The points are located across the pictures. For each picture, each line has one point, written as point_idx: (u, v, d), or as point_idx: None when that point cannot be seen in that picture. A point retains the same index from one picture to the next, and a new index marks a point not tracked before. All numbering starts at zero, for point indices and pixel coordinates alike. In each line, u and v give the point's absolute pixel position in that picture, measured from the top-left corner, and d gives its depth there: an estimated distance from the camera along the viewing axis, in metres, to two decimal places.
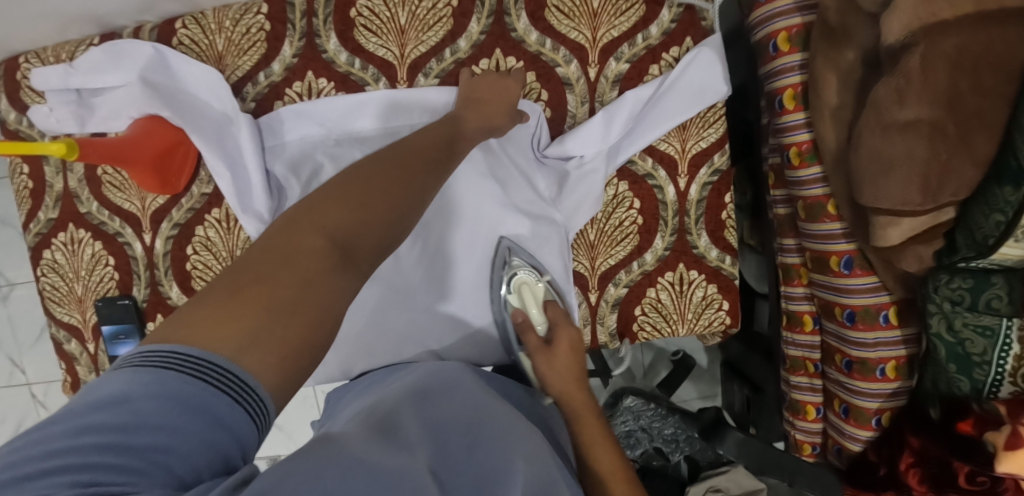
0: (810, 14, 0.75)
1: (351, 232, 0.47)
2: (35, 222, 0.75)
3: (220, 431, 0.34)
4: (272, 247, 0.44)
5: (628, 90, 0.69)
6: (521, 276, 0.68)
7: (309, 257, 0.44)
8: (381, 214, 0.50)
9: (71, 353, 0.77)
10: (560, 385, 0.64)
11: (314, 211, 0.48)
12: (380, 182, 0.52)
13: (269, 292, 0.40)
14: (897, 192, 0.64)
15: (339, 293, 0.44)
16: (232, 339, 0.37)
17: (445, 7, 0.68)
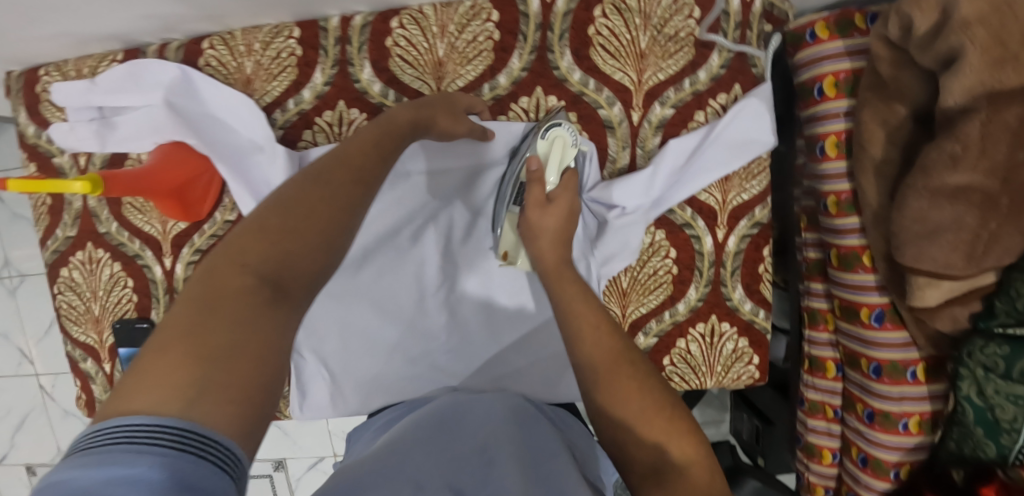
0: (862, 59, 0.71)
1: (282, 263, 0.40)
2: (52, 239, 0.74)
3: (189, 495, 0.27)
4: (192, 293, 0.36)
5: (671, 137, 0.66)
6: (556, 128, 0.63)
7: (236, 297, 0.36)
8: (313, 235, 0.42)
9: (87, 372, 0.76)
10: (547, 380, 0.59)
11: (235, 244, 0.39)
12: (318, 194, 0.44)
13: (199, 343, 0.33)
14: (941, 256, 0.62)
15: (283, 333, 0.37)
16: (165, 397, 0.30)
17: (486, 40, 0.65)
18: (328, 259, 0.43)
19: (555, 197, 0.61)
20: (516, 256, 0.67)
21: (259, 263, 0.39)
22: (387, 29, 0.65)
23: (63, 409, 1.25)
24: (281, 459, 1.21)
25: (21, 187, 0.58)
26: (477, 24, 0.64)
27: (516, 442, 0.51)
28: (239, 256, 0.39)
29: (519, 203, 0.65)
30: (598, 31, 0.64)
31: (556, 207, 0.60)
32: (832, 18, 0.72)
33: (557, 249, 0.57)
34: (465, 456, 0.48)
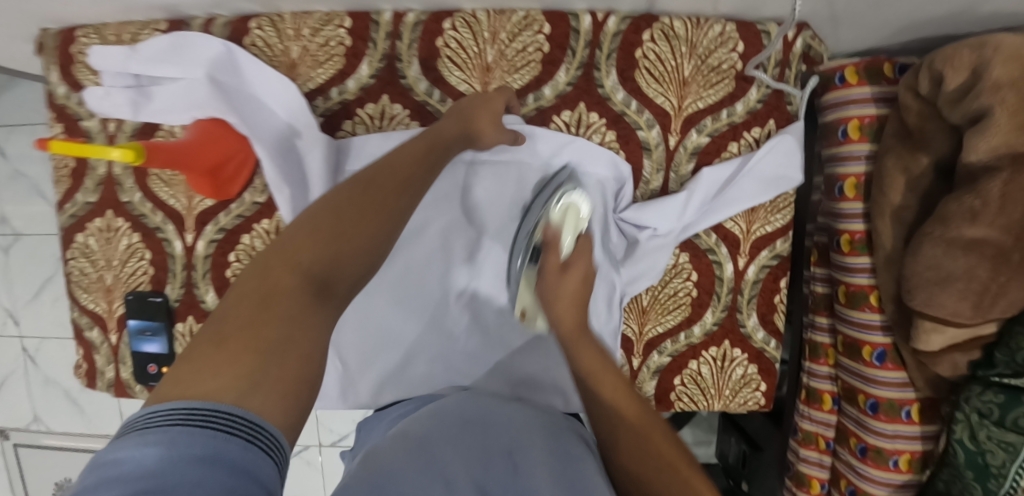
0: (886, 107, 0.74)
1: (327, 266, 0.47)
2: (71, 203, 0.72)
3: (240, 474, 0.33)
4: (251, 291, 0.43)
5: (704, 164, 0.68)
6: (569, 198, 0.65)
7: (286, 297, 0.43)
8: (352, 240, 0.49)
9: (91, 341, 0.75)
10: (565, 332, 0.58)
11: (286, 249, 0.47)
12: (359, 203, 0.51)
13: (254, 336, 0.40)
14: (949, 304, 0.65)
15: (319, 328, 0.44)
16: (223, 383, 0.37)
17: (536, 52, 0.66)
18: (366, 263, 0.50)
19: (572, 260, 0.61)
20: (534, 314, 0.69)
21: (306, 265, 0.46)
22: (439, 30, 0.66)
23: (44, 375, 1.21)
24: None
25: (62, 149, 0.58)
26: (528, 34, 0.66)
27: (545, 437, 0.53)
28: (291, 256, 0.46)
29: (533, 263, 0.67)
30: (645, 54, 0.66)
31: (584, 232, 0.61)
32: (861, 63, 0.74)
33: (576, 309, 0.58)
34: (490, 457, 0.49)
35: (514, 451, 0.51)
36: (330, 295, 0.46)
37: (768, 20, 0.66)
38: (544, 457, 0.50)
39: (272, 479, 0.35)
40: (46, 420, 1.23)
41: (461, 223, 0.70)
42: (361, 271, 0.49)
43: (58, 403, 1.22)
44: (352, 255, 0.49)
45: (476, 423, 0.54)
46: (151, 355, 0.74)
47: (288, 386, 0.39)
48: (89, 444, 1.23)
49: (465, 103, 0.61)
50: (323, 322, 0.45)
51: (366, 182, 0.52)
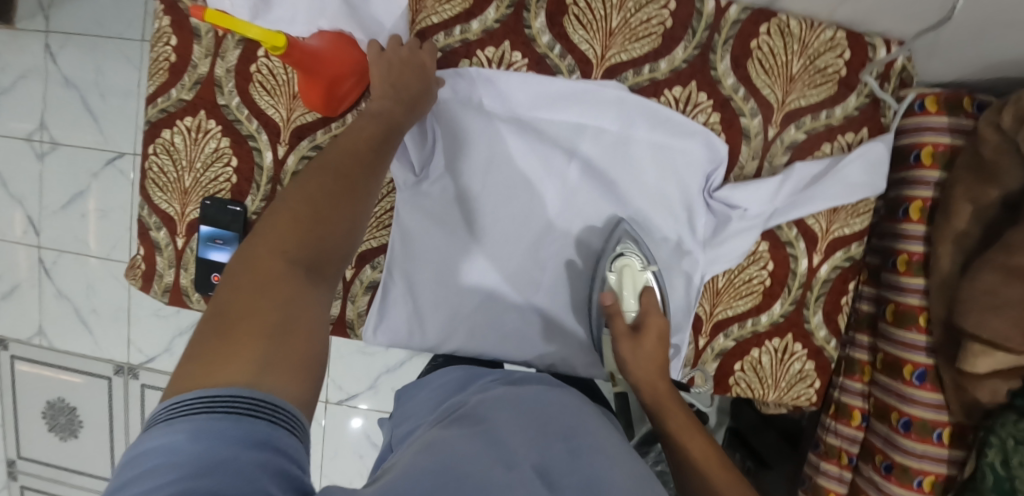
0: (961, 138, 0.77)
1: (315, 242, 0.44)
2: (164, 98, 0.71)
3: (271, 449, 0.34)
4: (234, 280, 0.40)
5: (798, 159, 0.71)
6: (624, 259, 0.68)
7: (275, 282, 0.40)
8: (338, 210, 0.46)
9: (156, 242, 0.74)
10: (640, 372, 0.62)
11: (268, 227, 0.43)
12: (333, 174, 0.47)
13: (255, 323, 0.38)
14: (1001, 328, 0.67)
15: (319, 304, 0.42)
16: (236, 371, 0.36)
17: (658, 25, 0.68)
18: (355, 232, 0.47)
19: (645, 324, 0.64)
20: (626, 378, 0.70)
21: (294, 244, 0.42)
22: None
23: (56, 289, 1.18)
24: None
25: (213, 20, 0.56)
26: (654, 7, 0.68)
27: (598, 422, 0.52)
28: (274, 235, 0.42)
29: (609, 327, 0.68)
30: (759, 46, 0.69)
31: (644, 336, 0.63)
32: (942, 94, 0.77)
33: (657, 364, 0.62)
34: (545, 437, 0.47)
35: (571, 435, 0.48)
36: (325, 271, 0.44)
37: (875, 36, 0.70)
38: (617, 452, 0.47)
39: (302, 457, 0.36)
40: (50, 335, 1.20)
41: (555, 161, 0.70)
42: (352, 239, 0.47)
43: (66, 320, 1.19)
44: (341, 224, 0.45)
45: (535, 407, 0.51)
46: (216, 264, 0.73)
47: (300, 365, 0.38)
48: (89, 367, 1.20)
49: (388, 77, 0.62)
50: (322, 299, 0.43)
51: (344, 156, 0.49)
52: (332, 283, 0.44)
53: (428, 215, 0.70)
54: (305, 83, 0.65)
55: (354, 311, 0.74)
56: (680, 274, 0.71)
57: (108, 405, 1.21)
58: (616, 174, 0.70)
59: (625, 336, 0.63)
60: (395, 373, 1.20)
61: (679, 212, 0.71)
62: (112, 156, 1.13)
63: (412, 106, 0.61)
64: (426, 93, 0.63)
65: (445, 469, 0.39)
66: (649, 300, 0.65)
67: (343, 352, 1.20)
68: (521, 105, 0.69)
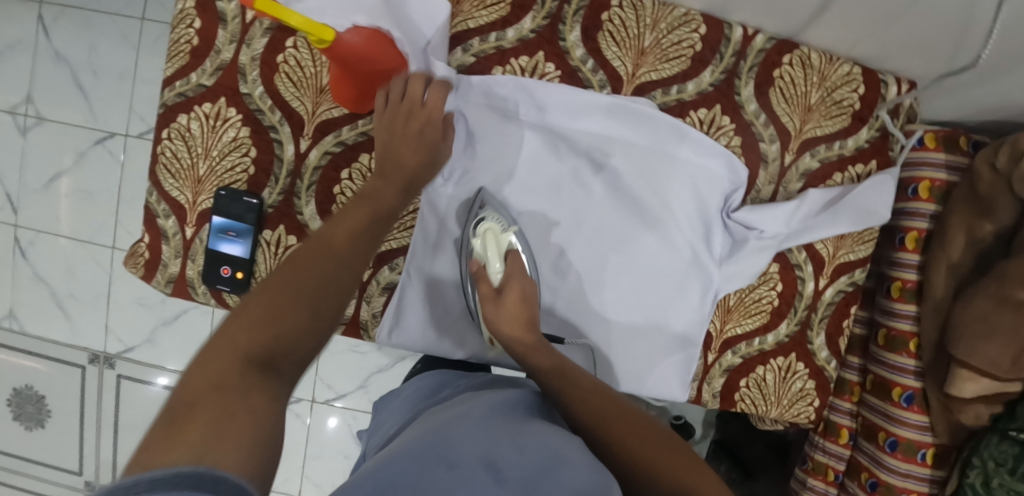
0: (957, 175, 0.81)
1: (271, 344, 0.46)
2: (183, 82, 0.69)
3: None
4: (187, 379, 0.42)
5: (812, 185, 0.74)
6: (485, 222, 0.68)
7: (229, 379, 0.42)
8: (297, 314, 0.49)
9: (163, 230, 0.71)
10: (507, 328, 0.62)
11: (227, 329, 0.46)
12: (296, 277, 0.51)
13: (205, 412, 0.39)
14: (991, 354, 0.71)
15: (270, 400, 0.43)
16: (180, 454, 0.35)
17: (688, 48, 0.70)
18: (313, 335, 0.49)
19: (505, 287, 0.65)
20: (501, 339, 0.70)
21: (250, 344, 0.45)
22: (606, 4, 0.69)
23: (33, 270, 1.14)
24: None
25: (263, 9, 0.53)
26: (685, 30, 0.70)
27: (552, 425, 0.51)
28: (233, 338, 0.45)
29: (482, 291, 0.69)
30: (781, 75, 0.72)
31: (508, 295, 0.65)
32: (940, 132, 0.81)
33: (526, 328, 0.62)
34: (495, 438, 0.47)
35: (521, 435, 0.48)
36: (280, 372, 0.45)
37: (887, 73, 0.74)
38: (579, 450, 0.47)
39: None
40: (22, 318, 1.15)
41: (583, 173, 0.71)
42: (308, 343, 0.49)
43: (42, 303, 1.14)
44: (297, 329, 0.48)
45: (492, 415, 0.51)
46: (226, 257, 0.70)
47: (248, 449, 0.38)
48: (62, 353, 1.15)
49: (400, 112, 0.63)
50: (275, 394, 0.44)
51: (306, 256, 0.53)
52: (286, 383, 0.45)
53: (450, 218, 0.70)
54: (343, 75, 0.64)
55: (369, 312, 0.72)
56: (696, 292, 0.73)
57: (79, 394, 1.17)
58: (639, 192, 0.71)
59: (488, 297, 0.64)
60: (386, 374, 1.19)
61: (696, 231, 0.73)
62: (101, 135, 1.08)
63: (429, 162, 0.64)
64: (434, 149, 0.64)
65: (392, 475, 0.41)
66: (515, 264, 0.67)
67: (333, 350, 1.18)
68: (552, 116, 0.69)
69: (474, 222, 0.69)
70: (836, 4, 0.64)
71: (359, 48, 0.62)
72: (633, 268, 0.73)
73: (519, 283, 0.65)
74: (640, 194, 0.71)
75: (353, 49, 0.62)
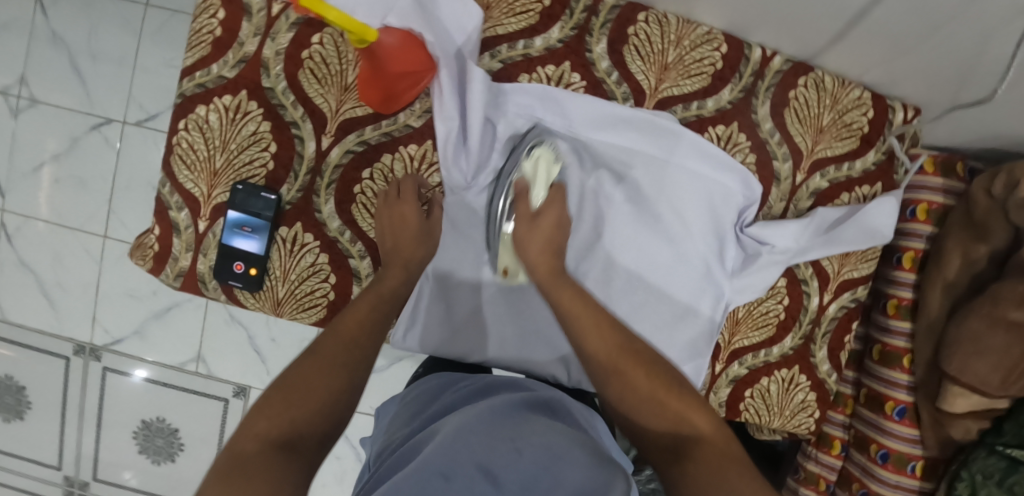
0: (952, 198, 0.84)
1: (290, 428, 0.46)
2: (203, 72, 0.67)
3: None
4: (216, 463, 0.42)
5: (821, 204, 0.76)
6: (539, 148, 0.68)
7: (251, 458, 0.42)
8: (313, 402, 0.49)
9: (174, 222, 0.70)
10: (531, 255, 0.62)
11: (253, 416, 0.47)
12: (308, 368, 0.52)
13: (227, 484, 0.39)
14: (982, 372, 0.74)
15: (292, 471, 0.42)
16: None
17: (709, 65, 0.72)
18: (330, 418, 0.49)
19: (543, 210, 0.65)
20: (517, 270, 0.70)
21: (268, 430, 0.45)
22: (633, 19, 0.70)
23: (19, 256, 1.10)
24: (246, 386, 1.13)
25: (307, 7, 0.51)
26: (707, 48, 0.72)
27: (551, 424, 0.53)
28: (252, 429, 0.45)
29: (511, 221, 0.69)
30: (796, 96, 0.74)
31: (543, 221, 0.64)
32: (938, 157, 0.84)
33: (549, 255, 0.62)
34: (493, 440, 0.48)
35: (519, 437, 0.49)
36: (300, 449, 0.45)
37: (895, 99, 0.77)
38: (576, 449, 0.49)
39: None
40: (5, 306, 1.11)
41: (603, 184, 0.72)
42: (326, 427, 0.49)
43: (26, 291, 1.10)
44: (314, 415, 0.48)
45: (490, 418, 0.52)
46: (239, 253, 0.69)
47: None
48: (46, 343, 1.12)
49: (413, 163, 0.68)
50: (297, 468, 0.43)
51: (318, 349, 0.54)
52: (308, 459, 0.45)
53: (471, 222, 0.71)
54: (370, 75, 0.64)
55: None
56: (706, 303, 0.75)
57: (62, 387, 1.13)
58: (658, 206, 0.73)
59: (524, 217, 0.64)
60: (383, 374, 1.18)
61: (710, 245, 0.74)
62: (98, 121, 1.05)
63: (427, 229, 0.67)
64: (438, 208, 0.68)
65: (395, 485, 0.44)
66: (558, 193, 0.67)
67: None
68: (577, 126, 0.70)
69: (528, 145, 0.69)
70: (856, 31, 0.66)
71: (393, 52, 0.63)
72: (648, 278, 0.74)
73: (556, 208, 0.65)
74: (658, 208, 0.73)
75: (387, 53, 0.62)
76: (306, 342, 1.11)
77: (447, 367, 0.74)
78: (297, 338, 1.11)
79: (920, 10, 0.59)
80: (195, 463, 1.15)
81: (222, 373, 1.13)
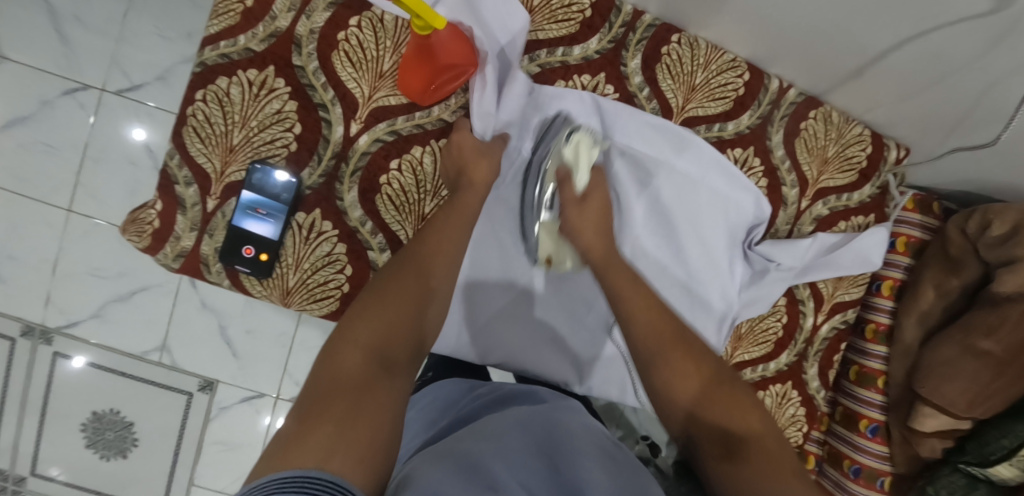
0: (929, 234, 0.90)
1: (385, 342, 0.48)
2: (228, 43, 0.63)
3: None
4: (321, 373, 0.45)
5: (821, 230, 0.80)
6: (577, 134, 0.68)
7: (356, 375, 0.44)
8: (401, 318, 0.50)
9: (180, 199, 0.65)
10: (588, 238, 0.62)
11: (347, 328, 0.49)
12: (396, 289, 0.52)
13: (335, 407, 0.41)
14: (952, 395, 0.79)
15: (393, 393, 0.44)
16: (310, 449, 0.37)
17: (733, 90, 0.75)
18: (417, 336, 0.51)
19: (589, 194, 0.65)
20: (560, 258, 0.70)
21: (367, 344, 0.47)
22: (667, 39, 0.72)
23: None
24: (214, 380, 1.06)
25: None
26: (731, 74, 0.74)
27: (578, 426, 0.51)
28: (352, 339, 0.47)
29: (549, 209, 0.69)
30: (806, 127, 0.78)
31: (589, 204, 0.64)
32: (918, 195, 0.90)
33: (600, 237, 0.62)
34: (532, 463, 0.42)
35: (561, 453, 0.44)
36: (395, 367, 0.47)
37: (891, 138, 0.82)
38: (601, 459, 0.45)
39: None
40: None
41: (628, 193, 0.74)
42: (416, 347, 0.50)
43: None
44: (406, 334, 0.50)
45: (529, 431, 0.47)
46: (250, 236, 0.65)
47: (370, 443, 0.39)
48: None
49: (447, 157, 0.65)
50: (396, 390, 0.45)
51: (405, 271, 0.54)
52: (402, 378, 0.46)
53: (498, 221, 0.70)
54: (418, 63, 0.64)
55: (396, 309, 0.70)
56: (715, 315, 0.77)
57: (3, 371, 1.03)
58: (682, 215, 0.75)
59: (572, 200, 0.63)
60: None
61: (723, 262, 0.77)
62: (73, 86, 0.97)
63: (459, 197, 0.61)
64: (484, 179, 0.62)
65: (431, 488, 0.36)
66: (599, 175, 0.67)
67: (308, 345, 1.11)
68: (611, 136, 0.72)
69: (566, 131, 0.68)
70: (869, 71, 0.70)
71: (444, 44, 0.63)
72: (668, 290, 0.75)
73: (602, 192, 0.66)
74: (681, 218, 0.75)
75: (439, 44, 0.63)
76: (285, 337, 1.06)
77: (458, 370, 0.72)
78: (276, 331, 1.05)
79: (932, 59, 0.64)
80: (149, 460, 1.07)
81: (191, 366, 1.05)
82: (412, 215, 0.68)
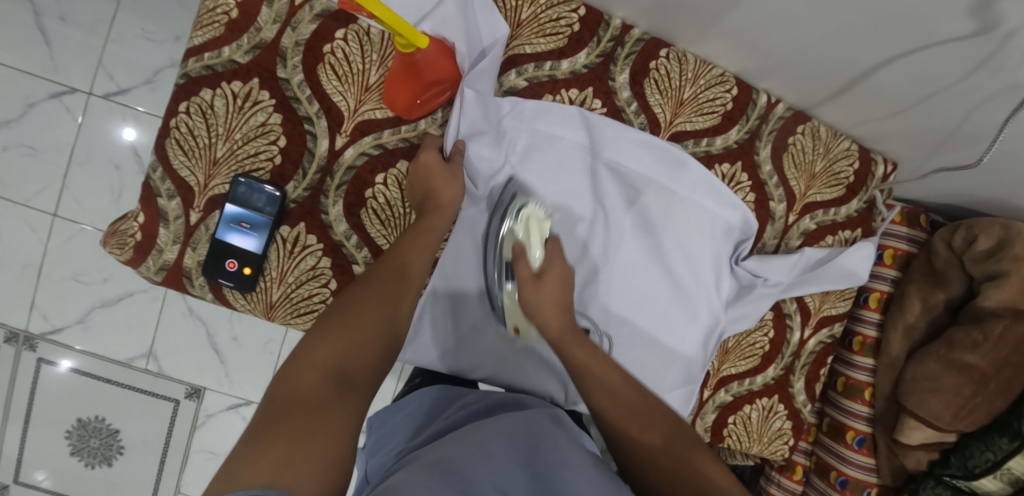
0: (915, 247, 0.89)
1: (346, 361, 0.48)
2: (212, 55, 0.63)
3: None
4: (280, 393, 0.44)
5: (809, 244, 0.81)
6: (526, 209, 0.68)
7: (313, 395, 0.44)
8: (363, 337, 0.50)
9: (162, 211, 0.64)
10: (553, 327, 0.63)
11: (306, 351, 0.48)
12: (360, 306, 0.53)
13: (290, 426, 0.40)
14: (936, 408, 0.79)
15: (351, 412, 0.44)
16: (263, 469, 0.37)
17: (721, 105, 0.75)
18: (381, 355, 0.51)
19: (545, 269, 0.65)
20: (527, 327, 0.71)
21: (328, 365, 0.47)
22: (655, 54, 0.72)
23: None
24: (201, 387, 1.05)
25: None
26: (720, 89, 0.74)
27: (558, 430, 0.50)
28: (312, 360, 0.47)
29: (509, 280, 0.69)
30: (794, 142, 0.78)
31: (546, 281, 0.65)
32: (905, 209, 0.89)
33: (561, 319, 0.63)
34: (511, 470, 0.42)
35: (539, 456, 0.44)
36: (356, 386, 0.46)
37: (879, 153, 0.82)
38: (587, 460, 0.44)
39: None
40: None
41: (615, 208, 0.73)
42: (379, 367, 0.50)
43: None
44: (368, 353, 0.50)
45: (512, 436, 0.47)
46: (233, 249, 0.64)
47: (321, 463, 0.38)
48: None
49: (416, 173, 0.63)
50: (355, 408, 0.44)
51: (370, 288, 0.54)
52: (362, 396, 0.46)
53: (484, 234, 0.70)
54: (401, 77, 0.64)
55: None
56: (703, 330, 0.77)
57: None
58: (666, 230, 0.75)
59: (529, 279, 0.64)
60: None
61: (710, 279, 0.77)
62: (60, 89, 0.96)
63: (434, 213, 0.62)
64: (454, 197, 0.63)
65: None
66: (553, 249, 0.67)
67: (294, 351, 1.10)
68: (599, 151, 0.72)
69: (517, 205, 0.68)
70: (855, 89, 0.70)
71: (427, 60, 0.64)
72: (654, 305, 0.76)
73: (560, 274, 0.66)
74: (666, 233, 0.75)
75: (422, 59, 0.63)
76: (272, 344, 1.05)
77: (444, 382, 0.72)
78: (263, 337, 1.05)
79: (917, 78, 0.64)
80: (135, 467, 1.06)
81: (177, 373, 1.04)
82: (397, 228, 0.67)
